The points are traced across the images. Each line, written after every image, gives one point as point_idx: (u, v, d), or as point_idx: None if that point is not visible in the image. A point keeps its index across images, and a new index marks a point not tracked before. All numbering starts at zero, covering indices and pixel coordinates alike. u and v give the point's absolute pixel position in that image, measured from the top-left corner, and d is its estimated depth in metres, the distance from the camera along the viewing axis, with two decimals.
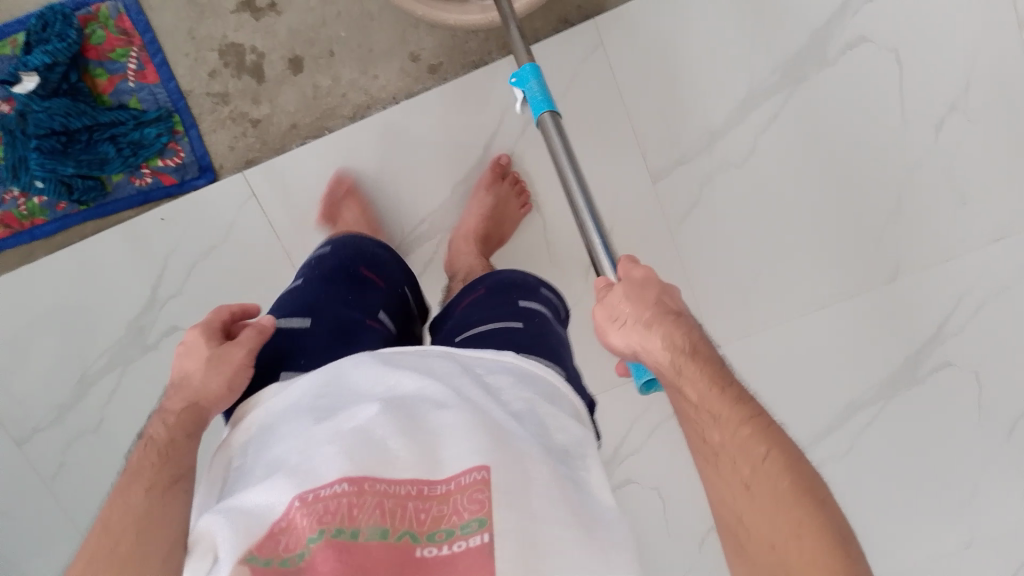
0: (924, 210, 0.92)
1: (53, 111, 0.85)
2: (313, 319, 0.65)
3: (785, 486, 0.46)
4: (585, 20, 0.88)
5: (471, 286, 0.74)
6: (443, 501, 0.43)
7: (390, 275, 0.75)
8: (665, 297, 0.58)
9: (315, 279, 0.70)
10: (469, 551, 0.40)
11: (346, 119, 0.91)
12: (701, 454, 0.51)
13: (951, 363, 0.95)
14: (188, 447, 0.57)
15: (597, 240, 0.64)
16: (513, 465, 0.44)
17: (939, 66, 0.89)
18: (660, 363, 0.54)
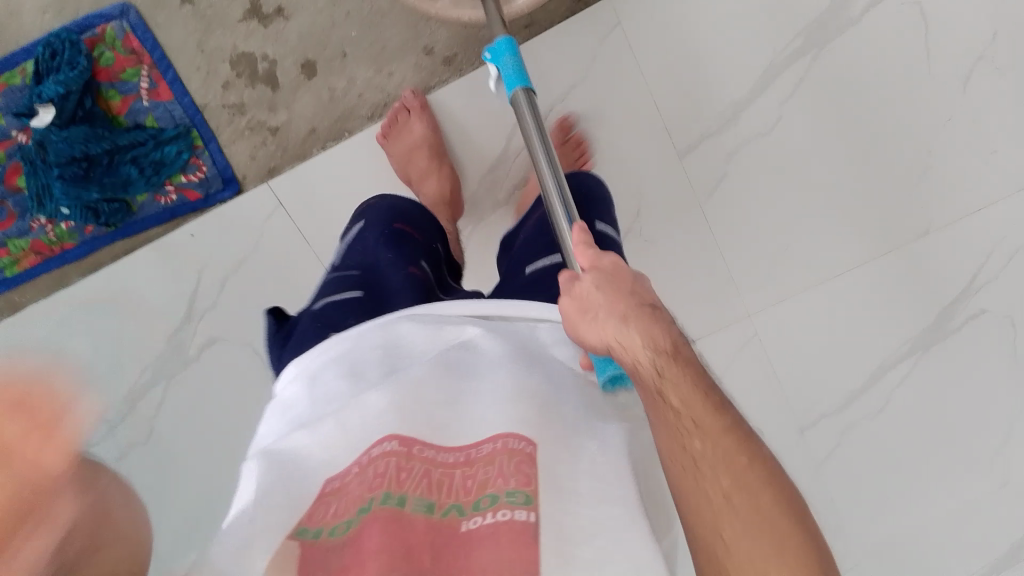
0: (955, 165, 0.91)
1: (72, 139, 0.84)
2: (363, 294, 0.67)
3: (767, 500, 0.43)
4: (598, 2, 0.87)
5: (534, 207, 0.81)
6: (489, 464, 0.44)
7: (430, 235, 0.78)
8: (637, 288, 0.54)
9: (371, 248, 0.73)
10: (514, 525, 0.40)
11: (365, 119, 0.90)
12: (676, 463, 0.45)
13: (991, 314, 0.94)
14: None
15: (560, 218, 0.62)
16: (551, 435, 0.46)
17: (962, 18, 0.88)
18: (640, 363, 0.49)
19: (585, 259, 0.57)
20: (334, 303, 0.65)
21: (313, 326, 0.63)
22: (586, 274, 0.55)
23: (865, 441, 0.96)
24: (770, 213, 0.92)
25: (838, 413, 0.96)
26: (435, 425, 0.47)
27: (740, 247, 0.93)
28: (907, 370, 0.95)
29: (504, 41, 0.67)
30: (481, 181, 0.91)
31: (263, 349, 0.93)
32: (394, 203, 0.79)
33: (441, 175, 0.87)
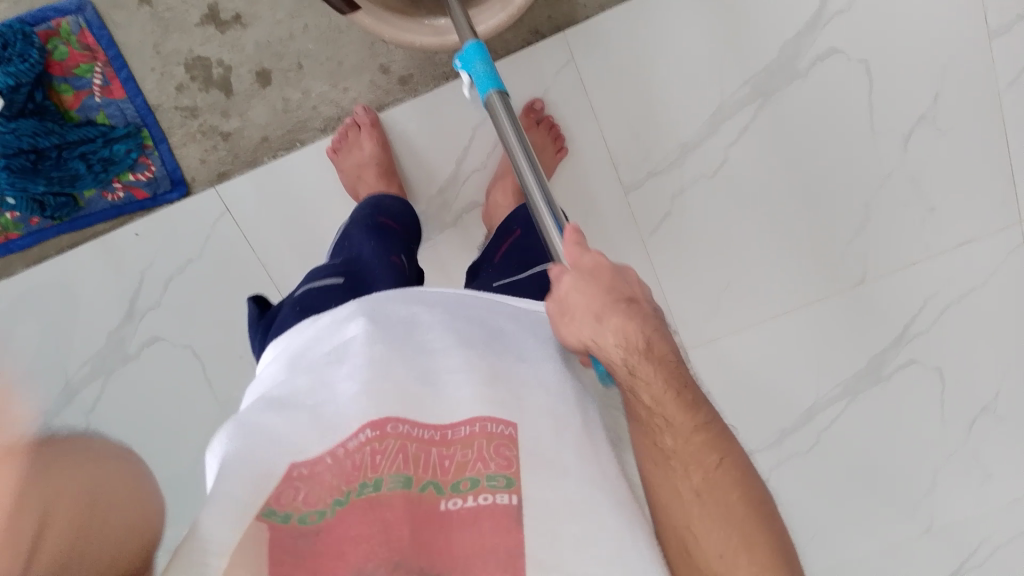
0: (894, 220, 0.93)
1: (20, 132, 0.84)
2: (343, 280, 0.70)
3: (733, 498, 0.49)
4: (556, 35, 0.88)
5: (504, 232, 0.81)
6: (467, 446, 0.48)
7: (405, 223, 0.82)
8: (616, 280, 0.56)
9: (354, 240, 0.76)
10: (494, 508, 0.45)
11: (318, 131, 0.91)
12: (650, 456, 0.52)
13: (921, 364, 0.96)
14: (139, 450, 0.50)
15: (548, 221, 0.59)
16: (528, 420, 0.51)
17: (911, 77, 0.90)
18: (613, 362, 0.53)
19: (569, 255, 0.57)
20: (317, 289, 0.68)
21: (298, 311, 0.65)
22: (565, 274, 0.56)
23: (792, 480, 0.99)
24: (712, 253, 0.94)
25: (770, 449, 0.98)
26: (414, 411, 0.50)
27: (681, 285, 0.94)
28: (837, 414, 0.98)
29: (472, 46, 0.64)
30: (429, 202, 0.93)
31: (206, 349, 0.95)
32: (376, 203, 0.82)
33: (388, 195, 0.88)
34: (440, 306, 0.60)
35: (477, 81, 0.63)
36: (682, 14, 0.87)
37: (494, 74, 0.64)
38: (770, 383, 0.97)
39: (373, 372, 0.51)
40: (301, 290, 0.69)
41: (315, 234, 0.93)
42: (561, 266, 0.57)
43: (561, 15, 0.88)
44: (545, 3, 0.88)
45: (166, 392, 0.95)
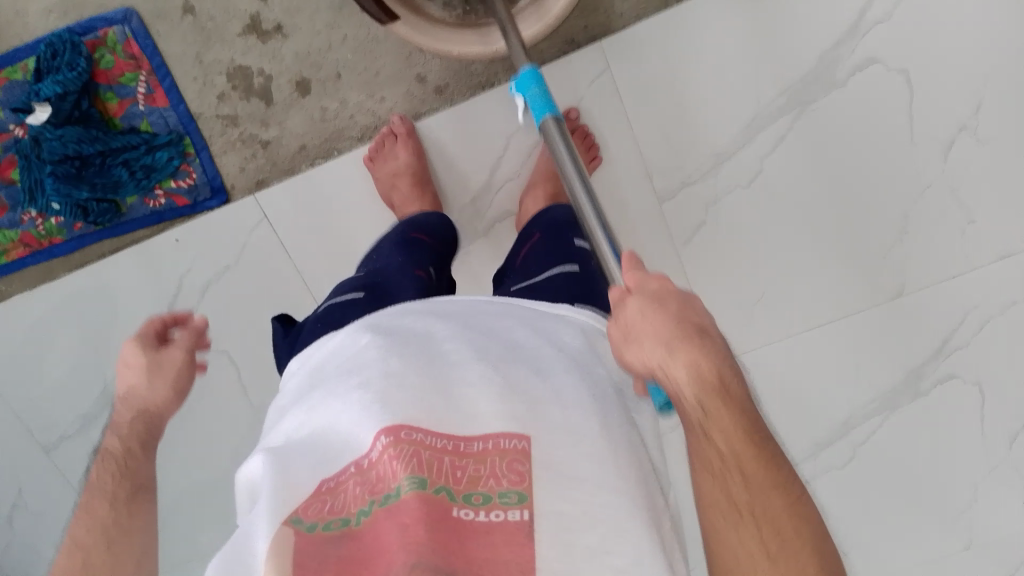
0: (933, 232, 0.92)
1: (65, 139, 0.86)
2: (365, 293, 0.70)
3: (790, 526, 0.47)
4: (592, 44, 0.89)
5: (527, 235, 0.82)
6: (481, 461, 0.48)
7: (440, 238, 0.82)
8: (686, 309, 0.53)
9: (384, 253, 0.77)
10: (506, 526, 0.45)
11: (355, 140, 0.92)
12: (715, 501, 0.49)
13: (961, 378, 0.95)
14: (144, 458, 0.63)
15: (601, 244, 0.60)
16: (546, 432, 0.50)
17: (951, 87, 0.89)
18: (685, 397, 0.49)
19: (631, 281, 0.55)
20: (341, 302, 0.69)
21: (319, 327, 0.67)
22: (631, 298, 0.54)
23: (827, 494, 0.98)
24: (747, 264, 0.93)
25: (805, 461, 0.97)
26: (430, 416, 0.50)
27: (715, 296, 0.94)
28: (874, 428, 0.97)
29: (528, 74, 0.68)
30: (463, 211, 0.94)
31: (243, 354, 0.96)
32: (410, 219, 0.83)
33: (423, 202, 0.88)
34: (451, 316, 0.60)
35: (531, 106, 0.67)
36: (718, 23, 0.87)
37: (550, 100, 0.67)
38: (804, 395, 0.96)
39: (389, 386, 0.51)
40: (325, 305, 0.70)
41: (351, 241, 0.94)
42: (621, 288, 0.55)
43: (596, 25, 0.89)
44: (581, 14, 0.88)
45: (204, 394, 0.97)
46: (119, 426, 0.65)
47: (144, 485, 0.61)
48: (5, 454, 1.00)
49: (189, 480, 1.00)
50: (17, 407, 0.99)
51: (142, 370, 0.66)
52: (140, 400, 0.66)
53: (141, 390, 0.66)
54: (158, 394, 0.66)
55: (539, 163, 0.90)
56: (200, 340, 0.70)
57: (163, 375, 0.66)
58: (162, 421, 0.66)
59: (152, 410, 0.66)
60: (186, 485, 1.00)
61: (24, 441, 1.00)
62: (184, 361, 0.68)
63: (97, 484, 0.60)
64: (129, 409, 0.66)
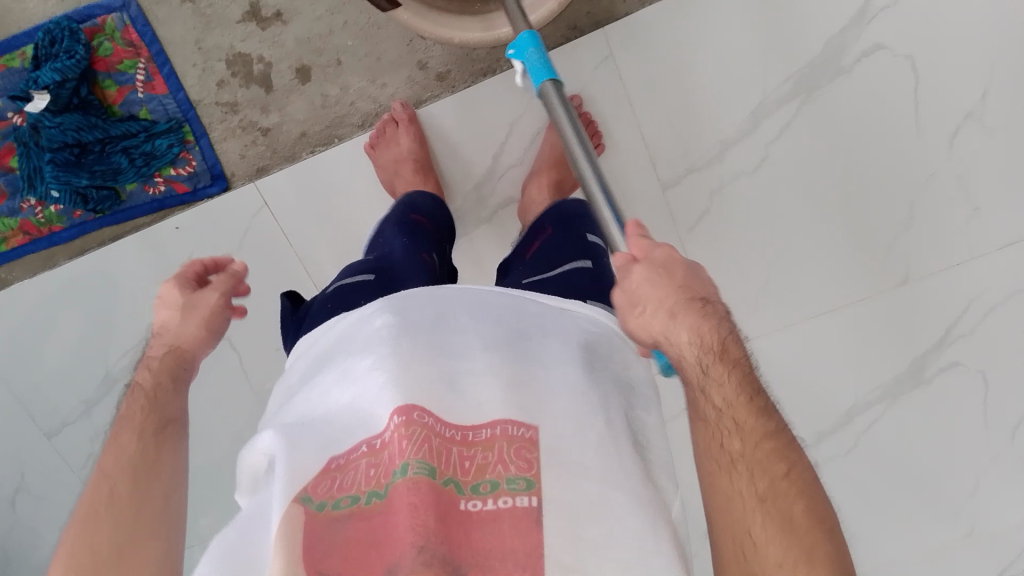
0: (939, 220, 0.91)
1: (65, 126, 0.85)
2: (374, 278, 0.69)
3: (783, 481, 0.46)
4: (595, 29, 0.88)
5: (537, 229, 0.82)
6: (488, 449, 0.48)
7: (440, 223, 0.82)
8: (691, 279, 0.55)
9: (387, 238, 0.76)
10: (514, 512, 0.45)
11: (356, 127, 0.92)
12: (712, 457, 0.49)
13: (965, 367, 0.94)
14: (172, 392, 0.62)
15: (605, 212, 0.59)
16: (556, 424, 0.50)
17: (959, 73, 0.88)
18: (685, 358, 0.52)
19: (636, 248, 0.56)
20: (351, 284, 0.68)
21: (325, 310, 0.66)
22: (636, 262, 0.55)
23: (829, 482, 0.98)
24: (751, 251, 0.93)
25: (808, 449, 0.97)
26: (442, 399, 0.50)
27: (719, 284, 0.94)
28: (878, 416, 0.96)
29: (526, 35, 0.65)
30: (466, 198, 0.93)
31: (245, 341, 0.96)
32: (405, 199, 0.83)
33: (425, 190, 0.88)
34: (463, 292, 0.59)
35: (530, 69, 0.64)
36: (723, 9, 0.86)
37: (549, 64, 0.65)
38: (807, 382, 0.96)
39: (401, 362, 0.51)
40: (332, 288, 0.69)
41: (353, 228, 0.93)
42: (623, 254, 0.57)
43: (599, 9, 0.88)
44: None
45: (206, 381, 0.97)
46: (151, 360, 0.65)
47: (173, 418, 0.60)
48: (9, 439, 1.00)
49: (192, 467, 1.00)
50: (20, 393, 0.99)
51: (178, 309, 0.67)
52: (172, 337, 0.66)
53: (175, 326, 0.66)
54: (190, 332, 0.66)
55: (541, 149, 0.89)
56: (239, 285, 0.71)
57: (198, 314, 0.67)
58: (194, 360, 0.66)
59: (183, 347, 0.65)
60: (190, 472, 1.00)
61: (27, 427, 1.00)
62: (220, 304, 0.68)
63: (127, 415, 0.60)
64: (162, 344, 0.66)
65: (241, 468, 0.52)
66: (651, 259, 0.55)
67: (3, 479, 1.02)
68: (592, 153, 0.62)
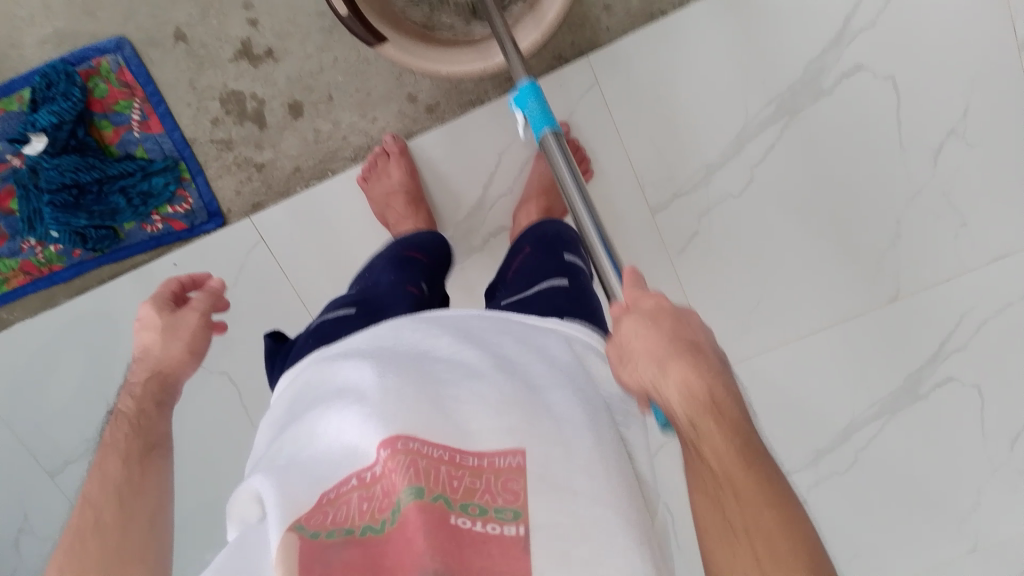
0: (926, 236, 0.92)
1: (63, 168, 0.87)
2: (355, 311, 0.70)
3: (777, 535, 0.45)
4: (580, 59, 0.90)
5: (516, 250, 0.83)
6: (476, 475, 0.48)
7: (435, 255, 0.83)
8: (679, 326, 0.54)
9: (376, 273, 0.78)
10: (501, 538, 0.45)
11: (348, 160, 0.93)
12: (710, 516, 0.49)
13: (960, 381, 0.95)
14: (156, 416, 0.64)
15: (601, 255, 0.61)
16: (541, 448, 0.50)
17: (939, 91, 0.89)
18: (675, 411, 0.51)
19: (629, 298, 0.57)
20: (332, 319, 0.69)
21: (312, 341, 0.67)
22: (626, 315, 0.56)
23: (830, 500, 0.98)
24: (742, 272, 0.94)
25: (808, 468, 0.97)
26: (428, 425, 0.50)
27: (711, 304, 0.95)
28: (875, 432, 0.97)
29: (528, 86, 0.66)
30: (457, 227, 0.95)
31: (243, 375, 0.97)
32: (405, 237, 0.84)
33: (418, 220, 0.89)
34: (443, 331, 0.60)
35: (530, 120, 0.66)
36: (704, 36, 0.88)
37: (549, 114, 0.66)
38: (804, 402, 0.96)
39: (384, 396, 0.51)
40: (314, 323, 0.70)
41: (349, 260, 0.95)
42: (618, 304, 0.58)
43: (583, 39, 0.90)
44: (568, 29, 0.89)
45: (206, 417, 0.98)
46: (133, 386, 0.66)
47: (157, 443, 0.62)
48: (10, 479, 1.01)
49: (193, 503, 1.00)
50: (19, 434, 0.99)
51: (158, 331, 0.68)
52: (154, 361, 0.67)
53: (156, 350, 0.67)
54: (171, 354, 0.67)
55: (529, 176, 0.91)
56: (219, 301, 0.72)
57: (179, 336, 0.68)
58: (176, 382, 0.67)
59: (167, 372, 0.67)
60: (191, 507, 1.00)
61: (28, 467, 1.00)
62: (200, 324, 0.70)
63: (111, 443, 0.61)
64: (144, 369, 0.67)
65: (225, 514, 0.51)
66: (641, 309, 0.55)
67: (6, 519, 1.02)
68: (591, 202, 0.63)
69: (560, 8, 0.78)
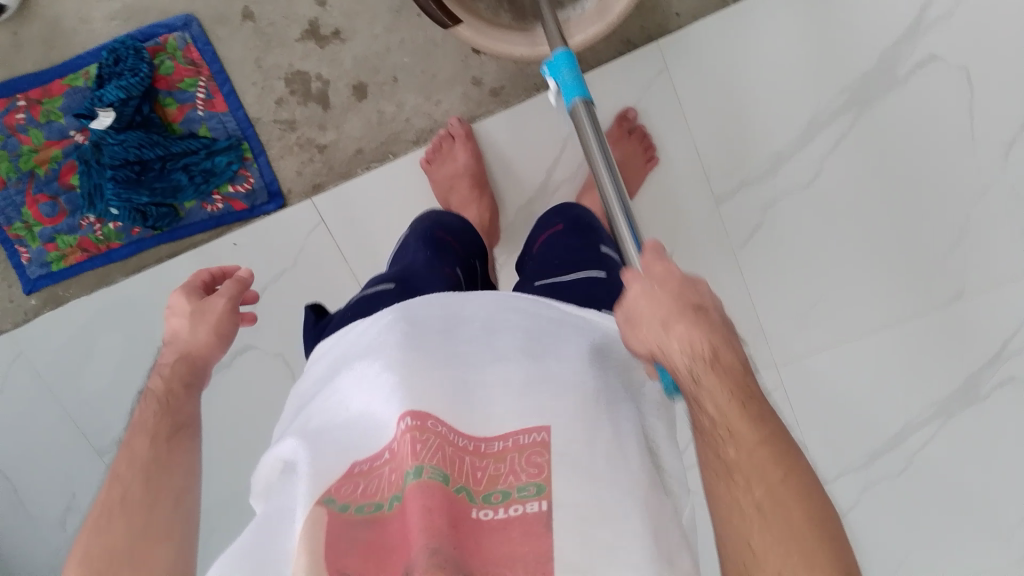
0: (996, 228, 0.91)
1: (127, 144, 0.87)
2: (395, 285, 0.69)
3: (782, 486, 0.45)
4: (648, 44, 0.89)
5: (548, 223, 0.82)
6: (500, 461, 0.47)
7: (466, 241, 0.81)
8: (687, 288, 0.52)
9: (410, 251, 0.76)
10: (525, 517, 0.44)
11: (410, 143, 0.92)
12: (711, 467, 0.48)
13: (1022, 381, 0.92)
14: (185, 397, 0.62)
15: (623, 230, 0.58)
16: (573, 423, 0.49)
17: (1013, 83, 0.88)
18: (676, 368, 0.50)
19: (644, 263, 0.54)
20: (369, 295, 0.68)
21: (348, 319, 0.66)
22: (634, 279, 0.53)
23: (888, 498, 0.94)
24: (805, 262, 0.93)
25: (864, 467, 0.94)
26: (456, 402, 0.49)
27: (773, 295, 0.93)
28: (935, 432, 0.93)
29: (560, 54, 0.65)
30: (517, 212, 0.94)
31: (296, 357, 0.96)
32: (436, 216, 0.82)
33: (480, 207, 0.90)
34: (475, 300, 0.58)
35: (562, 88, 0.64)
36: (775, 23, 0.88)
37: (581, 82, 0.65)
38: (864, 399, 0.94)
39: (412, 368, 0.50)
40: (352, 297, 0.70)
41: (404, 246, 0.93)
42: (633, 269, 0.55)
43: (653, 24, 0.90)
44: (638, 14, 0.89)
45: (257, 398, 0.97)
46: (163, 366, 0.65)
47: (185, 423, 0.60)
48: (60, 457, 1.00)
49: (236, 488, 0.98)
50: (72, 412, 0.99)
51: (186, 316, 0.66)
52: (181, 345, 0.65)
53: (185, 334, 0.65)
54: (199, 340, 0.64)
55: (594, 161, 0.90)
56: (243, 291, 0.67)
57: (205, 322, 0.65)
58: (205, 365, 0.65)
59: (194, 356, 0.64)
60: (232, 493, 0.98)
61: (78, 446, 1.00)
62: (226, 309, 0.66)
63: (140, 421, 0.60)
64: (173, 351, 0.65)
65: (257, 484, 0.51)
66: (653, 277, 0.53)
67: (52, 498, 1.01)
68: (616, 172, 0.61)
69: (626, 4, 0.77)
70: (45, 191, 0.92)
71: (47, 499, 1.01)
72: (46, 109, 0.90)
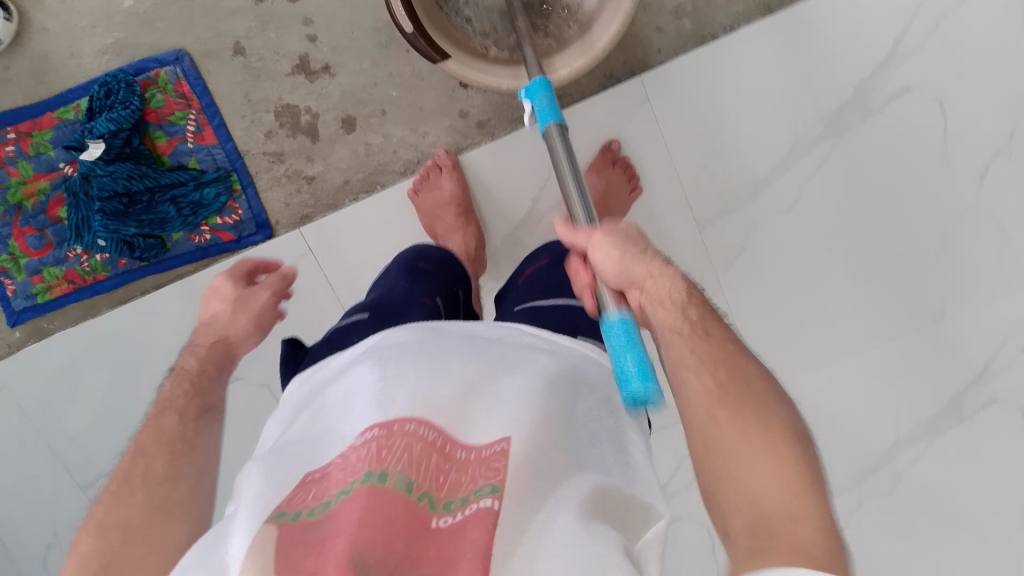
0: (972, 253, 0.93)
1: (116, 175, 0.88)
2: (369, 315, 0.71)
3: (757, 409, 0.48)
4: (631, 76, 0.92)
5: (536, 258, 0.84)
6: (462, 469, 0.47)
7: (449, 267, 0.81)
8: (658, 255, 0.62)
9: (391, 281, 0.77)
10: (478, 514, 0.43)
11: (397, 174, 0.94)
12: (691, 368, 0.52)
13: (1002, 403, 0.93)
14: (216, 379, 0.63)
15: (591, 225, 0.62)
16: (533, 441, 0.49)
17: (983, 113, 0.91)
18: (671, 296, 0.56)
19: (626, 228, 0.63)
20: (342, 326, 0.70)
21: (325, 349, 0.67)
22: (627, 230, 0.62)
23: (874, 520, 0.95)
24: (786, 288, 0.94)
25: (850, 490, 0.95)
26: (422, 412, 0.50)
27: (756, 320, 0.95)
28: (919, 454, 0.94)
29: (538, 79, 0.66)
30: (504, 241, 0.95)
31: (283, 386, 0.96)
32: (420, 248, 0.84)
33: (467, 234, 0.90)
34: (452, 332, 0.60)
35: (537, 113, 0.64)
36: (753, 56, 0.90)
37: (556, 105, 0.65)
38: (849, 422, 0.95)
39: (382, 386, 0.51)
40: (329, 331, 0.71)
41: None
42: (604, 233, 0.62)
43: (634, 58, 0.92)
44: (619, 49, 0.92)
45: (243, 428, 0.96)
46: (198, 346, 0.66)
47: (212, 406, 0.60)
48: (43, 492, 0.99)
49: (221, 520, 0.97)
50: (56, 445, 0.98)
51: (228, 301, 0.69)
52: (221, 327, 0.67)
53: (225, 317, 0.68)
54: (237, 325, 0.67)
55: None
56: (287, 287, 0.72)
57: (248, 309, 0.69)
58: (238, 353, 0.67)
59: (231, 339, 0.67)
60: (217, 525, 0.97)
61: (61, 480, 0.98)
62: (270, 302, 0.70)
63: (170, 397, 0.60)
64: (210, 334, 0.67)
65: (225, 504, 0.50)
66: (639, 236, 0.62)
67: (34, 532, 1.00)
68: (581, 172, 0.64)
69: (610, 38, 0.79)
70: (33, 222, 0.92)
71: (29, 534, 1.00)
72: (36, 141, 0.91)
